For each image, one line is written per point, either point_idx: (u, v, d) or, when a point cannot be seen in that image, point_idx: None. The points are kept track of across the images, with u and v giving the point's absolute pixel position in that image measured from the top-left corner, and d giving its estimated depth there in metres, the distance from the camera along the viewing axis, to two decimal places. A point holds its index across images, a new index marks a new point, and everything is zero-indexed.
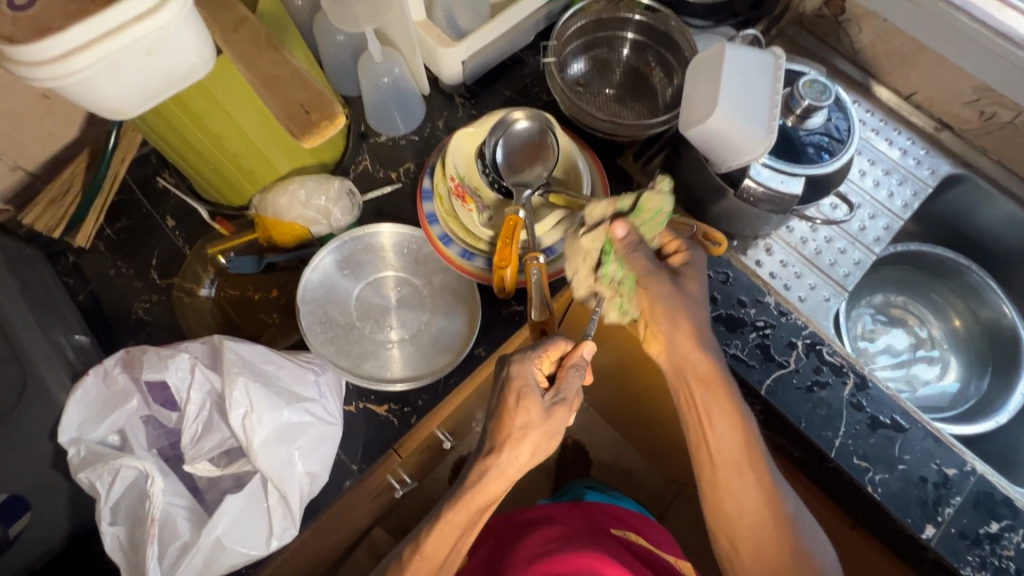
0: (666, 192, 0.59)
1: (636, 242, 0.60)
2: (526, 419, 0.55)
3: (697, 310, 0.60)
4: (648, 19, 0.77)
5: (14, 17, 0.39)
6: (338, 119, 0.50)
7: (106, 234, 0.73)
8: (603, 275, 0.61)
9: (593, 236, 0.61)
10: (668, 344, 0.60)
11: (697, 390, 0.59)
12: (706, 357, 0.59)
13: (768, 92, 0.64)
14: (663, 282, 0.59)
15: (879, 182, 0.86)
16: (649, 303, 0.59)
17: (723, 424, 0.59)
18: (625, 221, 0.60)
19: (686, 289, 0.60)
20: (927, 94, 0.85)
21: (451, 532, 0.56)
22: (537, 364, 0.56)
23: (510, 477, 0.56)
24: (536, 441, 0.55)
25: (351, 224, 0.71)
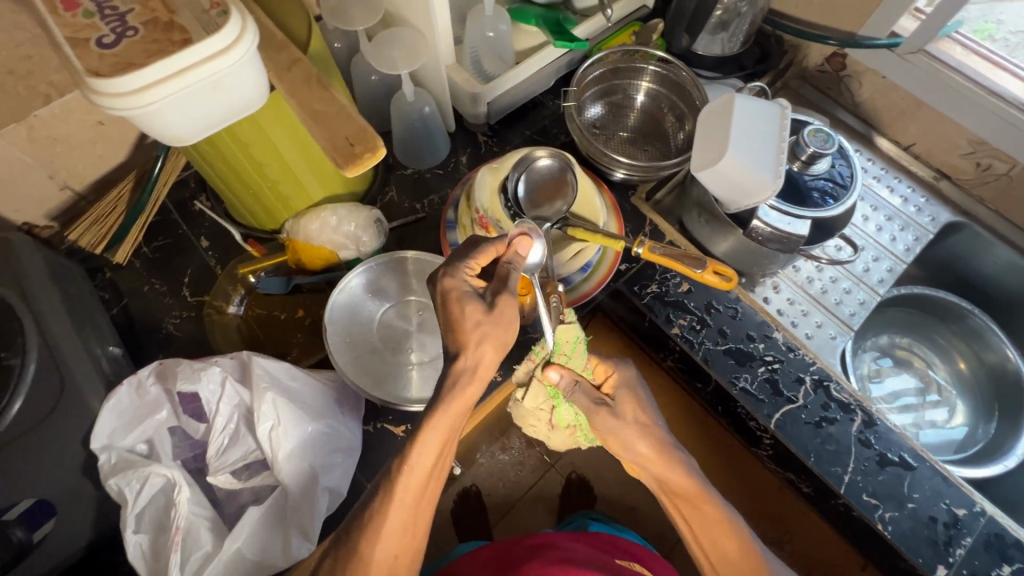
0: (572, 323, 0.58)
1: (573, 381, 0.57)
2: (473, 315, 0.52)
3: (654, 427, 0.58)
4: (661, 69, 0.83)
5: (102, 54, 0.44)
6: (379, 152, 0.53)
7: (143, 253, 0.77)
8: (559, 418, 0.61)
9: (535, 396, 0.60)
10: (643, 470, 0.59)
11: (682, 506, 0.57)
12: (682, 471, 0.57)
13: (773, 140, 0.69)
14: (608, 416, 0.57)
15: (881, 227, 0.90)
16: (608, 440, 0.58)
17: (715, 537, 0.56)
18: (553, 365, 0.58)
19: (631, 413, 0.58)
20: (925, 145, 0.90)
21: (438, 438, 0.51)
22: (468, 268, 0.55)
23: (483, 379, 0.53)
24: (493, 338, 0.53)
25: (377, 249, 0.74)
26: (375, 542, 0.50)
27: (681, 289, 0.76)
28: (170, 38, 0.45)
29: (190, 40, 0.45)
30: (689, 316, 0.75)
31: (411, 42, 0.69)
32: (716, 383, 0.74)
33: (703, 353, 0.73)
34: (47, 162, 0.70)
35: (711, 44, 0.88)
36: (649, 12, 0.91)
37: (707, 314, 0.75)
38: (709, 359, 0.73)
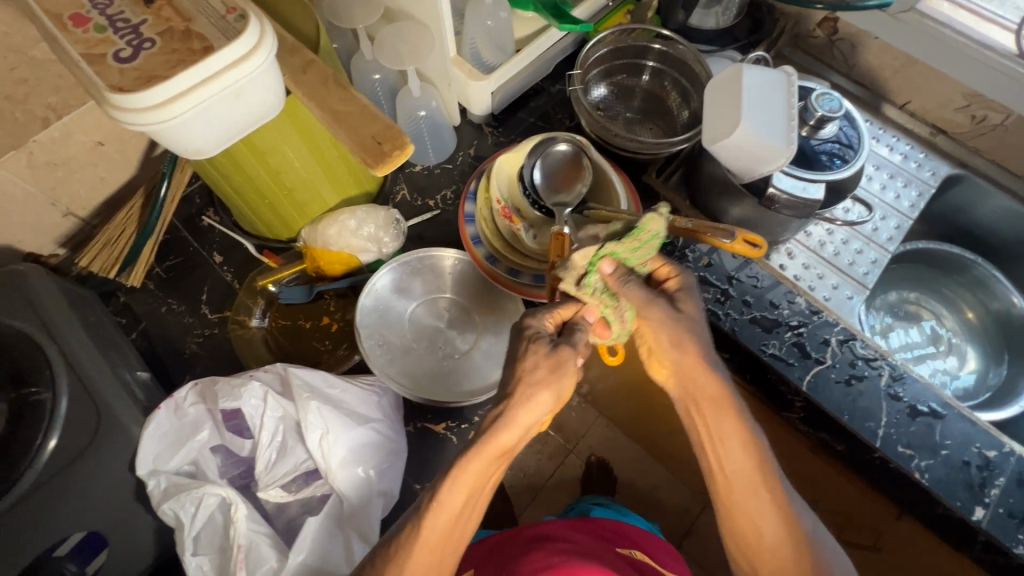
0: (663, 217, 0.57)
1: (626, 274, 0.58)
2: (538, 359, 0.53)
3: (699, 332, 0.57)
4: (664, 48, 0.83)
5: (121, 68, 0.42)
6: (408, 148, 0.51)
7: (156, 273, 0.75)
8: (585, 286, 0.58)
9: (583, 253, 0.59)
10: (675, 368, 0.57)
11: (705, 411, 0.56)
12: (714, 378, 0.56)
13: (783, 108, 0.70)
14: (662, 307, 0.56)
15: (885, 186, 0.91)
16: (652, 334, 0.57)
17: (733, 445, 0.55)
18: (613, 256, 0.58)
19: (687, 310, 0.58)
20: (921, 102, 0.92)
21: (467, 482, 0.50)
22: (547, 319, 0.57)
23: (525, 425, 0.52)
24: (549, 385, 0.52)
25: (397, 250, 0.73)
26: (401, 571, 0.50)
27: (702, 263, 0.77)
28: (191, 47, 0.43)
29: (210, 48, 0.44)
30: (712, 289, 0.76)
31: (416, 36, 0.68)
32: (746, 352, 0.75)
33: (730, 324, 0.74)
34: (49, 189, 0.68)
35: (706, 18, 0.89)
36: None
37: (730, 285, 0.76)
38: (737, 329, 0.74)
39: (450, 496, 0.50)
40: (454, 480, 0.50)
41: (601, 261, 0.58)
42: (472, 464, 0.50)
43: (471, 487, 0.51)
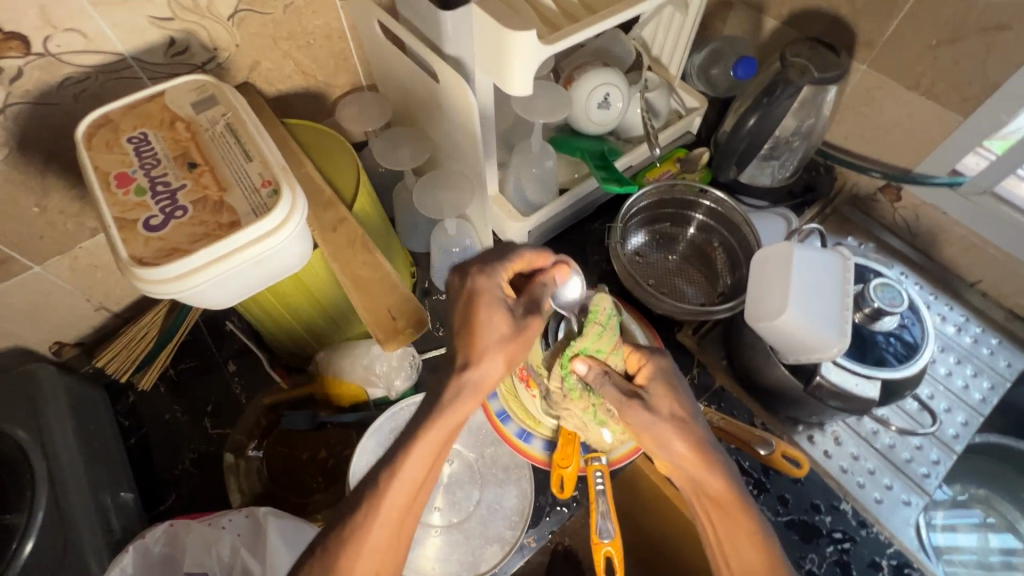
0: (605, 297, 0.58)
1: (601, 371, 0.55)
2: (495, 326, 0.50)
3: (695, 426, 0.53)
4: (716, 207, 0.80)
5: (148, 237, 0.42)
6: (422, 325, 0.49)
7: (169, 375, 0.74)
8: (568, 389, 0.57)
9: (555, 372, 0.58)
10: (675, 467, 0.53)
11: (712, 514, 0.51)
12: (717, 479, 0.51)
13: (836, 295, 0.65)
14: (640, 409, 0.52)
15: (952, 371, 0.82)
16: (638, 435, 0.54)
17: (742, 546, 0.50)
18: (583, 355, 0.56)
19: (665, 408, 0.53)
20: (994, 283, 0.84)
21: (416, 476, 0.47)
22: (504, 277, 0.53)
23: (483, 394, 0.51)
24: (509, 352, 0.51)
25: (408, 390, 0.71)
26: (353, 563, 0.44)
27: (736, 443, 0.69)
28: (218, 220, 0.43)
29: (237, 223, 0.43)
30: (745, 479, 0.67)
31: (458, 184, 0.68)
32: None
33: None
34: (86, 288, 0.70)
35: (760, 172, 0.86)
36: (695, 138, 0.90)
37: (765, 478, 0.67)
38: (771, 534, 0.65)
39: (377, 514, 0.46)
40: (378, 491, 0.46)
41: (572, 362, 0.57)
42: (407, 466, 0.47)
43: (403, 503, 0.47)
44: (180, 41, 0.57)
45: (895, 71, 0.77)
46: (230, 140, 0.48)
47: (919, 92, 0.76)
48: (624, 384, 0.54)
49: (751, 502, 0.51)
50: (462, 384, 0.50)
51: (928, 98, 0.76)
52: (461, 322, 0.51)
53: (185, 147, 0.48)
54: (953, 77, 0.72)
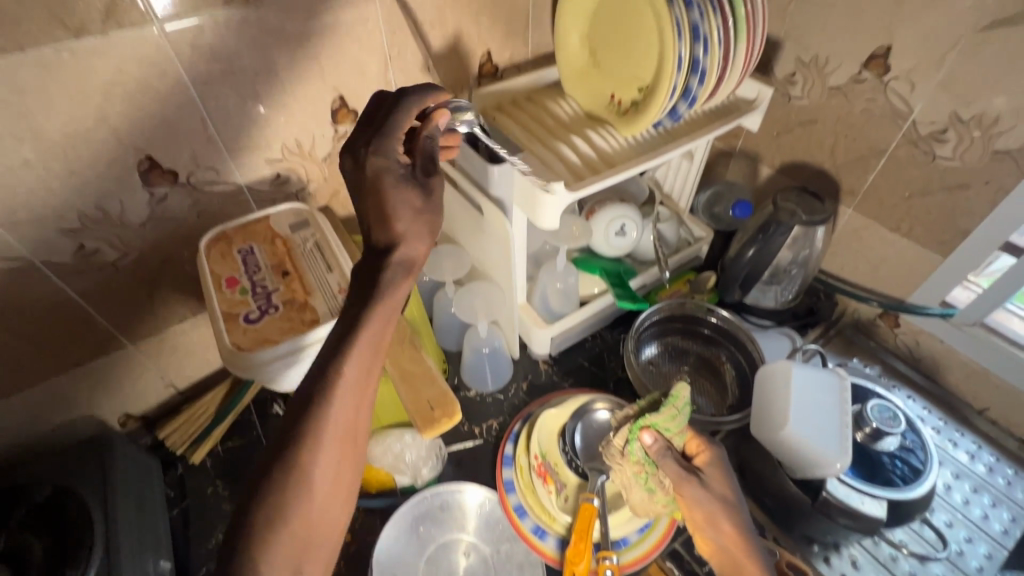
0: (687, 385, 0.62)
1: (666, 447, 0.60)
2: (407, 202, 0.50)
3: (739, 512, 0.57)
4: (722, 323, 0.88)
5: (246, 328, 0.53)
6: (455, 416, 0.57)
7: (217, 452, 0.81)
8: (629, 454, 0.61)
9: (622, 436, 0.63)
10: (715, 548, 0.56)
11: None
12: (755, 562, 0.54)
13: (835, 411, 0.71)
14: (696, 487, 0.58)
15: (969, 499, 0.82)
16: (689, 513, 0.58)
17: None
18: (651, 428, 0.61)
19: (718, 489, 0.58)
20: (1002, 411, 0.86)
21: (368, 353, 0.46)
22: (399, 148, 0.53)
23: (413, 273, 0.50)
24: (428, 223, 0.51)
25: (433, 480, 0.76)
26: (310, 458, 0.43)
27: None
28: (303, 318, 0.54)
29: (317, 321, 0.54)
30: None
31: (492, 295, 0.80)
32: None
33: None
34: (163, 366, 0.80)
35: (764, 295, 0.94)
36: (702, 262, 1.01)
37: None
38: None
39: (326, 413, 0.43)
40: (325, 388, 0.44)
41: (641, 432, 0.61)
42: (353, 362, 0.45)
43: (354, 395, 0.45)
44: (284, 176, 0.73)
45: (878, 215, 0.88)
46: (317, 255, 0.61)
47: (901, 233, 0.86)
48: (685, 462, 0.60)
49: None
50: (392, 263, 0.48)
51: (909, 239, 0.86)
52: (372, 200, 0.51)
53: (281, 259, 0.60)
54: (928, 223, 0.82)
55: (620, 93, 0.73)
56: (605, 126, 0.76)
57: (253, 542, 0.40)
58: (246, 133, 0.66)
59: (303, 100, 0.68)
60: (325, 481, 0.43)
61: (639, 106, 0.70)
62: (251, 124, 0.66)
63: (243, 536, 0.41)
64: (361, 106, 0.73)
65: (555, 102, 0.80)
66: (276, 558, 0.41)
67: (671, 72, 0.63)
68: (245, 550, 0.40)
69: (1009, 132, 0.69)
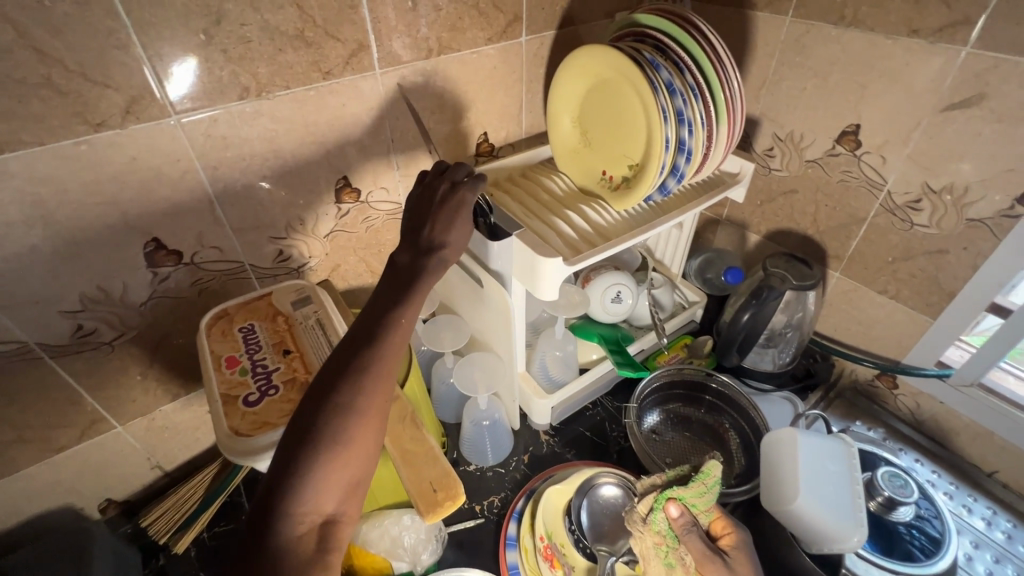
0: (719, 463, 0.61)
1: (691, 522, 0.58)
2: (469, 227, 0.55)
3: None
4: (723, 389, 0.88)
5: (245, 410, 0.52)
6: (459, 498, 0.55)
7: (202, 538, 0.77)
8: (652, 523, 0.59)
9: (646, 503, 0.61)
10: None
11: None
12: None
13: (845, 479, 0.69)
14: (720, 567, 0.56)
15: (992, 571, 0.79)
16: None
17: None
18: (678, 500, 0.59)
19: (741, 574, 0.57)
20: (1011, 473, 0.85)
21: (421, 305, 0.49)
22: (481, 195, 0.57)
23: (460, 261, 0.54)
24: None
25: (432, 565, 0.72)
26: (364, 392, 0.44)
27: None
28: None
29: None
30: None
31: (491, 364, 0.79)
32: None
33: None
34: (151, 446, 0.77)
35: (761, 359, 0.95)
36: (699, 326, 1.02)
37: None
38: None
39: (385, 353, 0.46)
40: (388, 331, 0.47)
41: (666, 503, 0.59)
42: (412, 308, 0.48)
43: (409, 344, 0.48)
44: (287, 252, 0.75)
45: (865, 279, 0.90)
46: (318, 332, 0.61)
47: (888, 295, 0.89)
48: (709, 542, 0.58)
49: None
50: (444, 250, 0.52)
51: (897, 300, 0.88)
52: (441, 214, 0.54)
53: (282, 337, 0.60)
54: (914, 286, 0.85)
55: (611, 170, 0.77)
56: (598, 200, 0.79)
57: (309, 466, 0.42)
58: (251, 213, 0.68)
59: (309, 182, 0.71)
60: (379, 411, 0.45)
61: (631, 182, 0.74)
62: (257, 205, 0.68)
63: (298, 456, 0.42)
64: (363, 185, 0.77)
65: (549, 177, 0.84)
66: (328, 485, 0.42)
67: (659, 154, 0.67)
68: (300, 467, 0.42)
69: (978, 202, 0.74)
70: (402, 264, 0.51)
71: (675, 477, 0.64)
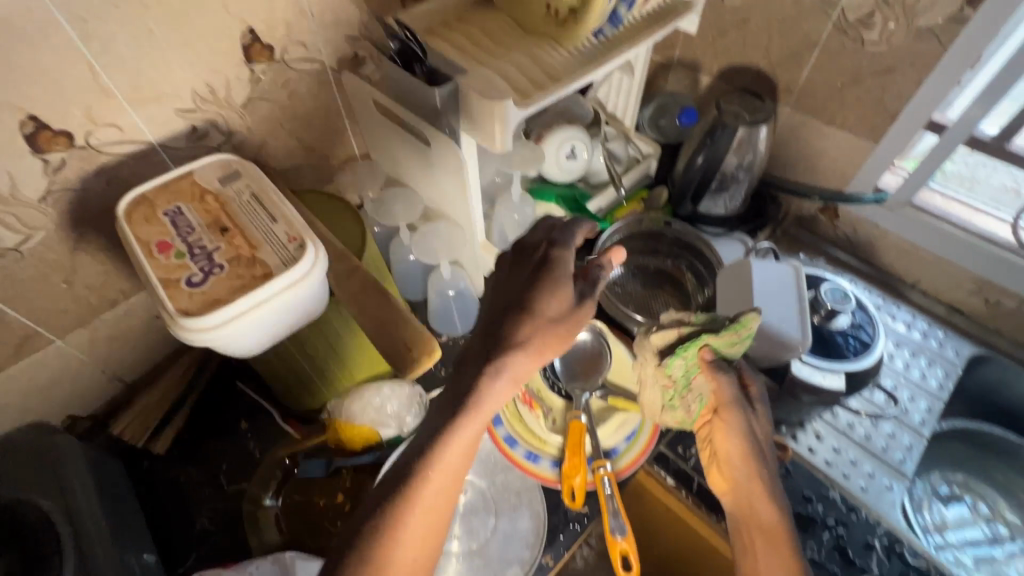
0: (758, 318, 0.60)
1: (720, 367, 0.63)
2: (551, 290, 0.56)
3: (771, 463, 0.61)
4: (679, 235, 0.90)
5: (191, 292, 0.48)
6: (434, 352, 0.56)
7: (182, 438, 0.77)
8: (665, 367, 0.63)
9: (660, 337, 0.64)
10: (738, 486, 0.60)
11: (758, 537, 0.57)
12: (772, 507, 0.57)
13: (794, 296, 0.74)
14: (740, 416, 0.61)
15: (910, 364, 0.90)
16: (724, 443, 0.62)
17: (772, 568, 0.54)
18: (710, 347, 0.62)
19: (758, 431, 0.61)
20: (931, 282, 0.94)
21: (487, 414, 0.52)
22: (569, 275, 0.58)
23: (551, 347, 0.54)
24: (564, 328, 0.55)
25: (418, 426, 0.74)
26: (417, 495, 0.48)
27: None
28: (253, 273, 0.50)
29: (270, 273, 0.50)
30: None
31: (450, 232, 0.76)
32: None
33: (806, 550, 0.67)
34: (102, 358, 0.73)
35: (714, 205, 0.96)
36: (654, 179, 1.02)
37: None
38: None
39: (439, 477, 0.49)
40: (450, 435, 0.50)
41: (697, 349, 0.62)
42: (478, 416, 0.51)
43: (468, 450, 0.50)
44: (201, 128, 0.65)
45: (814, 110, 0.90)
46: (256, 205, 0.55)
47: (836, 125, 0.89)
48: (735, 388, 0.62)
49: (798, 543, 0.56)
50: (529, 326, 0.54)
51: (844, 129, 0.89)
52: (544, 284, 0.56)
53: (216, 216, 0.54)
54: (860, 112, 0.85)
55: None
56: (549, 39, 0.71)
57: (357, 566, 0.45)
58: (145, 79, 0.58)
59: (209, 38, 0.60)
60: (429, 509, 0.48)
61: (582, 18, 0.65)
62: (149, 68, 0.58)
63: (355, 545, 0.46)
64: (276, 40, 0.66)
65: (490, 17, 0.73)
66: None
67: None
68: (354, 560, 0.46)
69: (930, 9, 0.72)
70: (477, 343, 0.54)
71: (701, 322, 0.64)
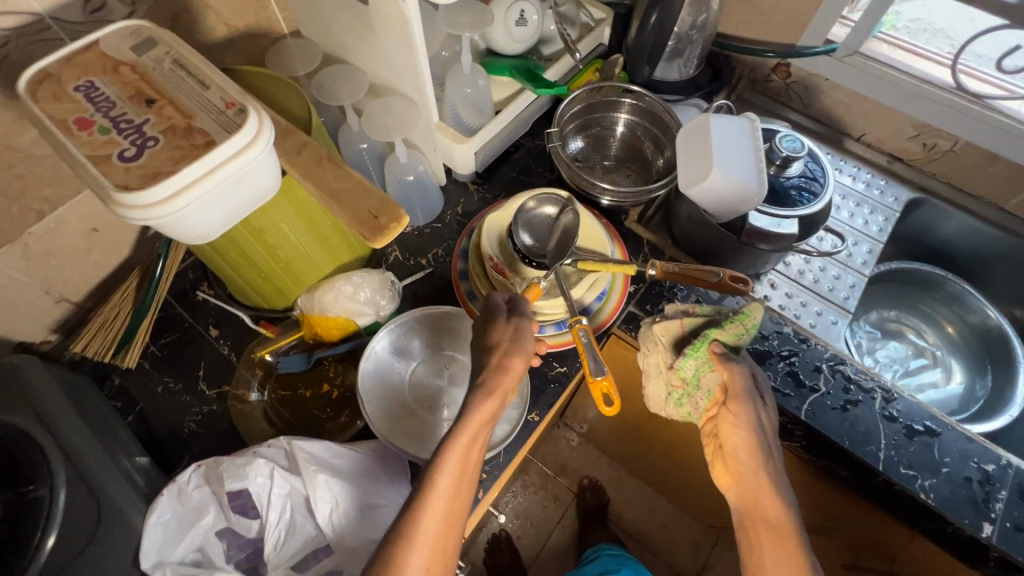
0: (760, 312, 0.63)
1: (730, 360, 0.63)
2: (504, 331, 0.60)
3: (775, 452, 0.60)
4: (635, 102, 0.88)
5: (126, 167, 0.44)
6: (404, 220, 0.54)
7: (151, 352, 0.74)
8: (680, 366, 0.65)
9: (663, 327, 0.67)
10: (742, 480, 0.60)
11: (763, 533, 0.57)
12: (779, 504, 0.57)
13: (750, 150, 0.75)
14: (747, 411, 0.61)
15: (854, 213, 0.96)
16: (731, 436, 0.61)
17: (781, 564, 0.55)
18: (718, 340, 0.64)
19: (763, 420, 0.61)
20: (875, 134, 0.98)
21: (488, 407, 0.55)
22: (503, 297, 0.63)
23: (514, 353, 0.58)
24: (506, 353, 0.58)
25: (393, 311, 0.74)
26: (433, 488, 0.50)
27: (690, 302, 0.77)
28: (193, 142, 0.46)
29: (213, 141, 0.46)
30: None
31: (401, 109, 0.71)
32: None
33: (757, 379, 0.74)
34: (43, 277, 0.68)
35: (670, 70, 0.95)
36: (608, 47, 0.97)
37: None
38: None
39: (440, 485, 0.50)
40: (456, 437, 0.53)
41: (706, 345, 0.64)
42: (484, 407, 0.54)
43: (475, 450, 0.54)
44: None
45: None
46: (181, 73, 0.50)
47: None
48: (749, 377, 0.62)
49: (804, 542, 0.56)
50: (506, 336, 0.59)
51: None
52: (482, 337, 0.60)
53: (138, 88, 0.49)
54: None
55: None
56: None
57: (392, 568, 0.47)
58: None
59: None
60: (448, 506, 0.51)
61: None
62: None
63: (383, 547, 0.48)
64: None
65: None
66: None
67: None
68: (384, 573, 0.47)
69: None
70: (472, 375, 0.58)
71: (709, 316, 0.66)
